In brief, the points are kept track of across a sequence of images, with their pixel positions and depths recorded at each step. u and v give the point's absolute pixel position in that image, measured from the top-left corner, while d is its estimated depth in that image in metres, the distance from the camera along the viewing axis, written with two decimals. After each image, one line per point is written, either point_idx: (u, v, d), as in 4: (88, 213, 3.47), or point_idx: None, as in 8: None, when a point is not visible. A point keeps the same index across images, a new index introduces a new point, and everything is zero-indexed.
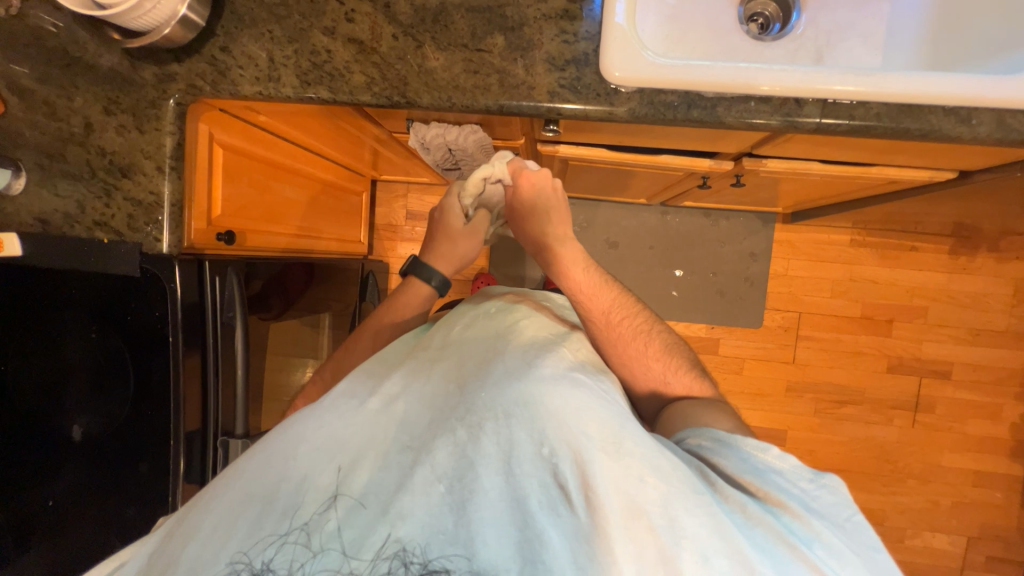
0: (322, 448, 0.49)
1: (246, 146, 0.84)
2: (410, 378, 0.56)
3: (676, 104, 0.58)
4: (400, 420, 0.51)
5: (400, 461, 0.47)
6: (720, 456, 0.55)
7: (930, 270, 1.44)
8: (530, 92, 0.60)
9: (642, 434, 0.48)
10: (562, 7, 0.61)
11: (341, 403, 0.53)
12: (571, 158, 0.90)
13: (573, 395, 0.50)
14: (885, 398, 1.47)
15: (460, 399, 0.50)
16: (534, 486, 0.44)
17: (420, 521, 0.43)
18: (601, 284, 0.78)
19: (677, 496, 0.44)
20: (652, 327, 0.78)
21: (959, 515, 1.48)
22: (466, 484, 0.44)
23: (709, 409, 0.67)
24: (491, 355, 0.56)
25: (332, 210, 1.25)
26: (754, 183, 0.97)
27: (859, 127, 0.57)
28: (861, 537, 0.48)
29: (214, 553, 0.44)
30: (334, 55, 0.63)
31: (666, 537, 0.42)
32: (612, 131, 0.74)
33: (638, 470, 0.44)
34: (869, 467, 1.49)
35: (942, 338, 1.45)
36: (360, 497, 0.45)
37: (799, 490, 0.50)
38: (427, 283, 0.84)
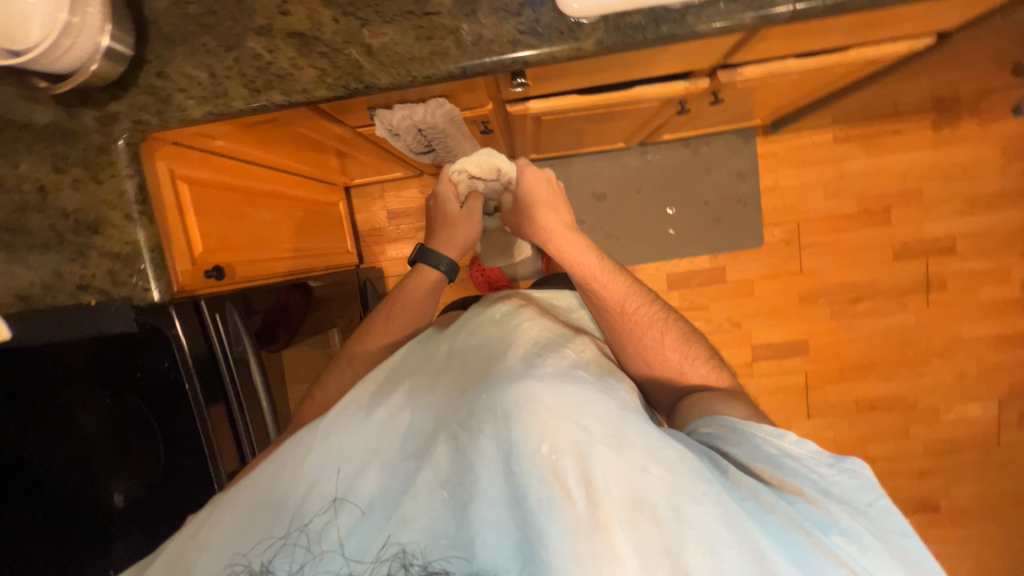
0: (330, 456, 0.52)
1: (209, 177, 0.81)
2: (417, 390, 0.58)
3: (643, 24, 0.56)
4: (406, 430, 0.54)
5: (404, 468, 0.51)
6: (731, 445, 0.57)
7: (916, 150, 1.43)
8: (490, 46, 0.57)
9: (641, 427, 0.50)
10: None
11: (349, 417, 0.56)
12: (543, 115, 0.87)
13: (574, 392, 0.50)
14: (896, 286, 1.48)
15: (462, 404, 0.52)
16: (534, 483, 0.45)
17: (418, 528, 0.46)
18: (614, 273, 0.79)
19: (683, 486, 0.46)
20: (668, 317, 0.79)
21: (988, 380, 1.51)
22: (463, 488, 0.47)
23: (723, 399, 0.68)
24: (491, 356, 0.58)
25: (313, 224, 1.21)
26: (732, 97, 0.94)
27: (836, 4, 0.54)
28: (885, 521, 0.49)
29: (224, 549, 0.48)
30: (277, 55, 0.59)
31: (669, 527, 0.44)
32: (580, 71, 0.70)
33: (642, 462, 0.47)
34: (893, 356, 1.51)
35: (940, 216, 1.45)
36: (362, 505, 0.49)
37: (816, 475, 0.53)
38: (435, 271, 0.84)
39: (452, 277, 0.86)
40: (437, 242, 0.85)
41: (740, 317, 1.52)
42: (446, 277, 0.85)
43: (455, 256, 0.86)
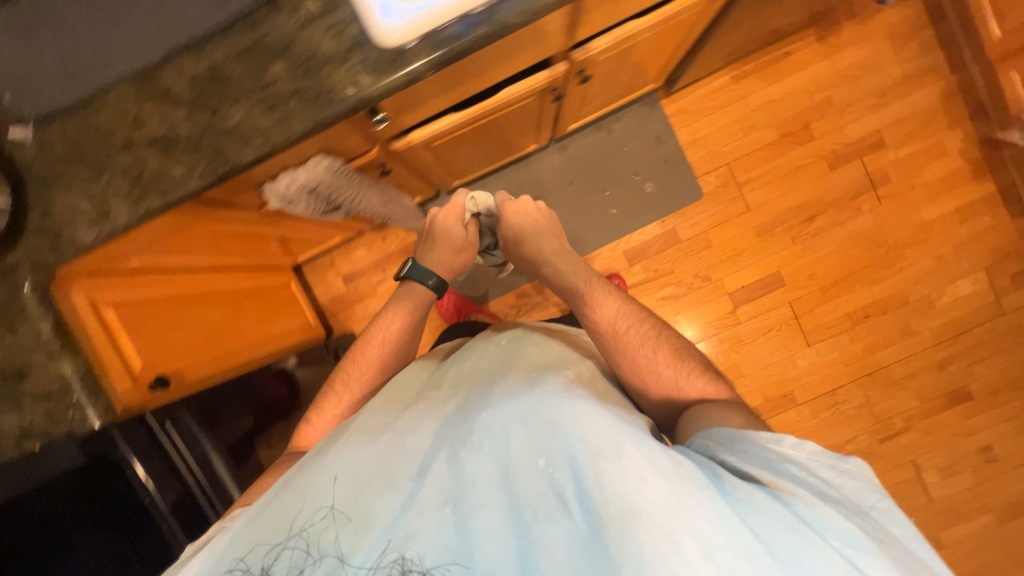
0: (335, 471, 0.58)
1: (139, 295, 0.82)
2: (423, 415, 0.66)
3: (459, 33, 0.60)
4: (410, 450, 0.60)
5: (405, 483, 0.56)
6: (727, 452, 0.60)
7: (811, 64, 1.47)
8: (333, 95, 0.61)
9: (640, 439, 0.55)
10: (314, 7, 0.61)
11: (356, 443, 0.62)
12: (433, 141, 0.91)
13: (573, 408, 0.59)
14: (843, 193, 1.49)
15: (468, 426, 0.59)
16: (533, 493, 0.52)
17: (424, 543, 0.51)
18: (604, 294, 0.98)
19: (680, 491, 0.50)
20: (659, 334, 0.92)
21: (967, 254, 1.49)
22: (467, 506, 0.53)
23: (720, 408, 0.77)
24: (497, 382, 0.67)
25: (268, 308, 1.23)
26: (602, 70, 0.97)
27: None
28: (881, 520, 0.52)
29: (226, 554, 0.53)
30: (146, 163, 0.62)
31: (665, 532, 0.48)
32: (436, 93, 0.74)
33: (637, 470, 0.52)
34: (867, 260, 1.50)
35: (857, 115, 1.48)
36: (361, 525, 0.53)
37: (814, 478, 0.54)
38: (424, 287, 1.04)
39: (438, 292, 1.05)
40: (431, 259, 1.07)
41: (707, 270, 1.52)
42: (434, 291, 1.05)
43: (446, 272, 1.08)
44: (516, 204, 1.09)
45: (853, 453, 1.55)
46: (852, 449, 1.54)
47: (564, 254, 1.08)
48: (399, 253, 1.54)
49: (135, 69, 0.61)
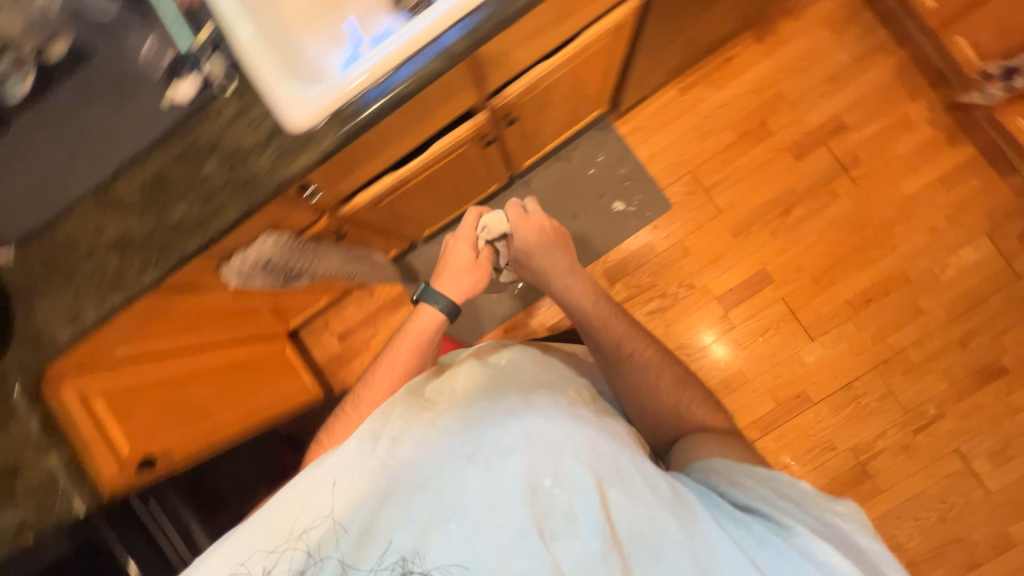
0: (352, 483, 0.68)
1: (135, 382, 0.89)
2: (426, 424, 0.74)
3: (360, 108, 0.67)
4: (417, 465, 0.70)
5: (415, 496, 0.67)
6: (732, 486, 0.72)
7: (755, 64, 1.50)
8: (259, 180, 0.68)
9: (625, 469, 0.69)
10: (234, 107, 0.69)
11: (360, 459, 0.70)
12: (379, 202, 0.97)
13: (573, 437, 0.72)
14: (815, 180, 1.47)
15: (474, 450, 0.69)
16: (530, 511, 0.65)
17: (429, 551, 0.64)
18: (610, 315, 0.99)
19: (659, 514, 0.65)
20: (662, 360, 0.95)
21: (962, 222, 1.42)
22: (472, 523, 0.64)
23: (717, 441, 0.82)
24: (498, 402, 0.76)
25: (269, 373, 1.29)
26: (531, 110, 1.03)
27: (499, 20, 0.68)
28: (864, 547, 0.65)
29: (263, 543, 0.67)
30: (107, 266, 0.70)
31: (634, 540, 0.64)
32: (364, 160, 0.80)
33: (637, 492, 0.67)
34: (855, 243, 1.46)
35: (813, 104, 1.48)
36: (366, 533, 0.66)
37: (809, 512, 0.67)
38: (437, 310, 0.96)
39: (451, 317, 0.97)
40: (446, 283, 1.02)
41: (691, 278, 1.50)
42: (446, 316, 0.96)
43: (459, 294, 1.02)
44: (531, 219, 1.06)
45: (887, 450, 1.44)
46: (884, 445, 1.44)
47: (572, 270, 1.05)
48: (387, 306, 1.60)
49: (91, 185, 0.70)
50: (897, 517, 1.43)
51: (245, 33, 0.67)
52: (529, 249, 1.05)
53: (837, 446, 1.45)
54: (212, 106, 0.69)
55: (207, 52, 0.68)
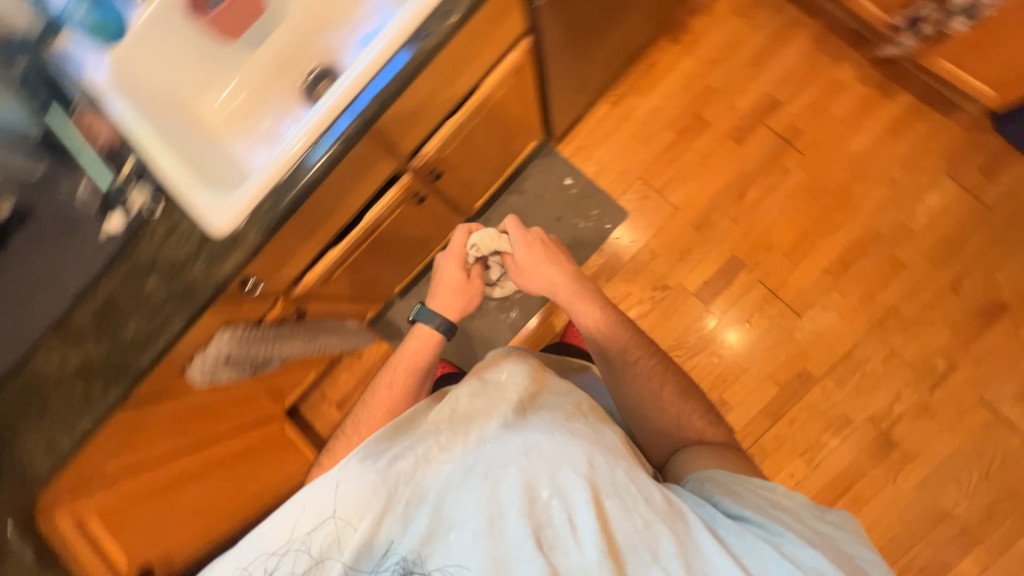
0: (354, 492, 0.69)
1: (137, 491, 0.91)
2: (432, 440, 0.74)
3: (275, 202, 0.73)
4: (419, 479, 0.70)
5: (416, 507, 0.68)
6: (722, 495, 0.71)
7: (677, 63, 1.55)
8: (198, 286, 0.73)
9: (623, 478, 0.67)
10: (165, 225, 0.75)
11: (363, 471, 0.71)
12: (331, 275, 1.01)
13: (571, 449, 0.70)
14: (762, 159, 1.49)
15: (476, 464, 0.70)
16: (527, 523, 0.63)
17: (431, 556, 0.64)
18: (615, 327, 0.95)
19: (655, 524, 0.63)
20: (666, 370, 0.93)
21: (918, 168, 1.42)
22: (472, 535, 0.63)
23: (718, 453, 0.81)
24: (495, 418, 0.76)
25: (276, 452, 1.30)
26: (457, 161, 1.09)
27: (381, 100, 0.74)
28: (863, 560, 0.63)
29: (267, 552, 0.68)
30: (75, 393, 0.75)
31: (632, 550, 0.61)
32: (301, 244, 0.85)
33: (630, 505, 0.64)
34: (817, 211, 1.45)
35: (742, 88, 1.51)
36: (368, 542, 0.67)
37: (804, 523, 0.66)
38: (432, 332, 0.97)
39: (448, 338, 0.98)
40: (438, 304, 0.98)
41: (664, 279, 1.50)
42: (444, 337, 0.98)
43: (453, 315, 0.99)
44: (529, 235, 0.98)
45: (907, 413, 1.38)
46: (903, 408, 1.38)
47: (577, 280, 0.97)
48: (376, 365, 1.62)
49: (49, 321, 0.76)
50: (937, 482, 1.36)
51: (162, 164, 0.74)
52: (529, 263, 0.97)
53: (854, 419, 1.40)
54: (144, 229, 0.75)
55: (132, 184, 0.75)
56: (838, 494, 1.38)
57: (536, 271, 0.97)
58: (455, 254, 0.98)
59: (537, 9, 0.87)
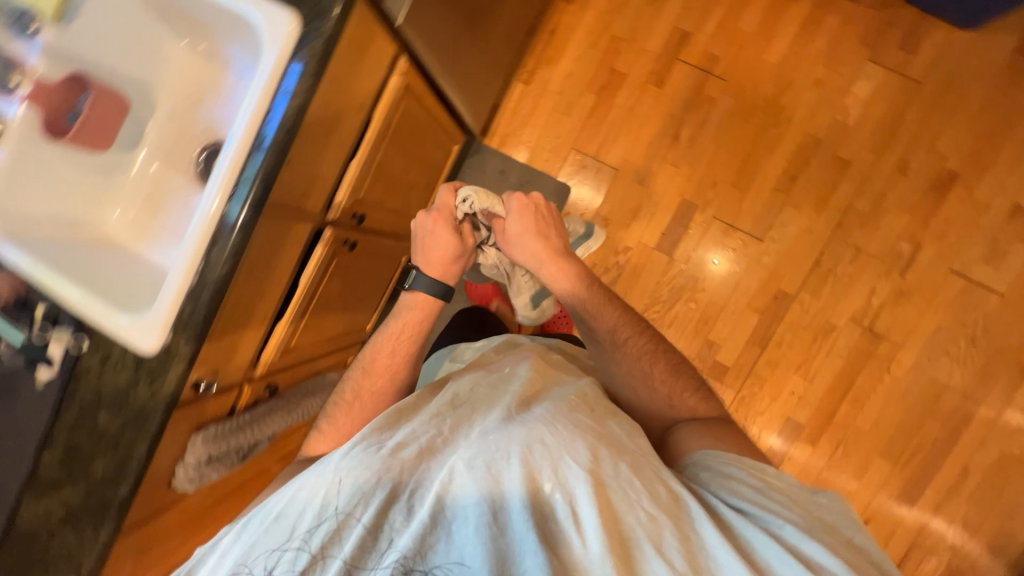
0: (346, 480, 0.59)
1: None
2: (433, 432, 0.65)
3: (194, 309, 0.70)
4: (416, 465, 0.60)
5: (408, 500, 0.57)
6: (716, 479, 0.68)
7: (579, 22, 1.50)
8: (149, 408, 0.72)
9: (627, 473, 0.59)
10: (97, 357, 0.73)
11: (366, 458, 0.61)
12: (289, 343, 1.01)
13: (575, 437, 0.61)
14: (687, 95, 1.45)
15: (478, 446, 0.59)
16: (531, 514, 0.53)
17: (433, 550, 0.52)
18: (605, 303, 0.89)
19: (660, 522, 0.55)
20: (655, 346, 0.90)
21: (841, 62, 1.40)
22: (475, 531, 0.52)
23: (710, 431, 0.79)
24: (497, 410, 0.67)
25: None
26: (378, 196, 1.05)
27: (263, 177, 0.68)
28: (854, 539, 0.60)
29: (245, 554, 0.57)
30: (67, 540, 0.76)
31: (641, 543, 0.53)
32: (242, 330, 0.84)
33: (635, 497, 0.56)
34: (754, 132, 1.43)
35: (648, 29, 1.47)
36: (370, 534, 0.55)
37: (794, 504, 0.63)
38: (430, 301, 0.89)
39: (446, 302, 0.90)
40: (431, 270, 0.89)
41: (623, 241, 1.50)
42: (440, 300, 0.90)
43: (448, 278, 0.90)
44: (527, 203, 0.89)
45: (885, 304, 1.40)
46: (881, 301, 1.40)
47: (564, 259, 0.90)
48: None
49: (19, 482, 0.75)
50: (928, 360, 1.40)
51: (67, 301, 0.71)
52: (517, 235, 0.88)
53: (837, 323, 1.42)
54: (78, 368, 0.74)
55: (49, 331, 0.73)
56: (840, 397, 1.43)
57: (523, 244, 0.89)
58: (442, 216, 0.88)
59: (401, 28, 0.82)
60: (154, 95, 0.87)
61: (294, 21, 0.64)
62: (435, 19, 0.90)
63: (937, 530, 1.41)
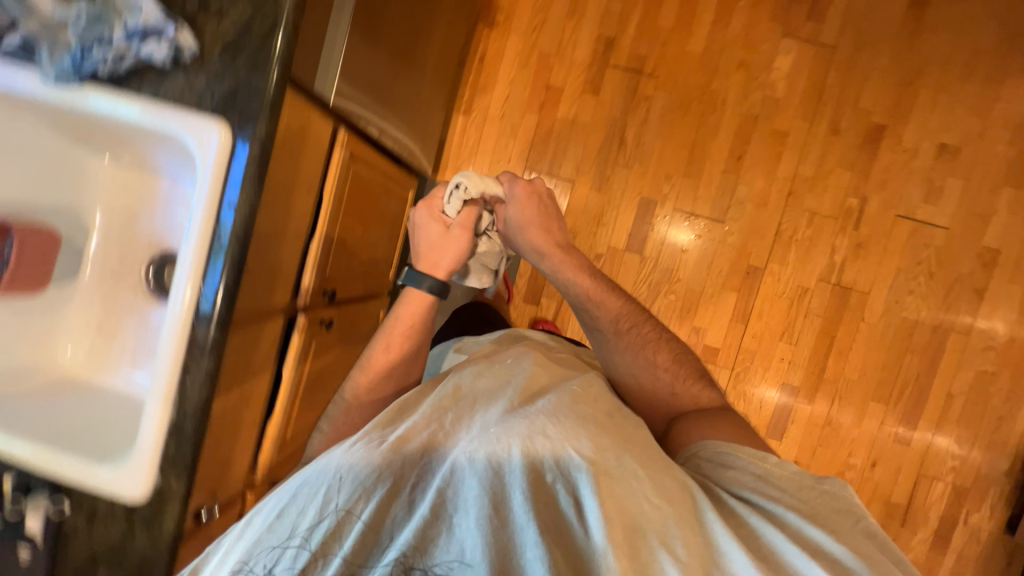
0: (345, 472, 0.52)
1: None
2: (439, 419, 0.57)
3: (179, 444, 0.66)
4: (419, 455, 0.53)
5: (408, 495, 0.51)
6: (719, 471, 0.66)
7: (505, 45, 1.51)
8: (150, 556, 0.68)
9: (635, 462, 0.55)
10: (83, 515, 0.68)
11: (366, 451, 0.53)
12: (285, 438, 0.97)
13: (579, 425, 0.56)
14: (624, 98, 1.49)
15: (483, 439, 0.53)
16: (536, 505, 0.49)
17: (435, 551, 0.48)
18: (608, 293, 0.87)
19: (670, 512, 0.52)
20: (659, 337, 0.89)
21: (759, 41, 1.46)
22: (477, 525, 0.48)
23: (713, 420, 0.79)
24: (500, 400, 0.60)
25: None
26: (343, 268, 1.02)
27: (226, 296, 0.64)
28: (857, 528, 0.59)
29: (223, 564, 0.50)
30: None
31: (648, 533, 0.50)
32: (232, 443, 0.80)
33: (641, 488, 0.52)
34: (694, 121, 1.48)
35: (574, 41, 1.49)
36: (371, 530, 0.49)
37: (798, 495, 0.62)
38: (424, 293, 0.81)
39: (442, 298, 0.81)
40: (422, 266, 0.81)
41: (595, 249, 1.51)
42: (435, 295, 0.81)
43: (444, 274, 0.81)
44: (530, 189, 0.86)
45: (847, 258, 1.48)
46: (843, 257, 1.48)
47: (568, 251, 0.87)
48: None
49: None
50: (896, 302, 1.48)
51: (38, 463, 0.67)
52: (519, 220, 0.84)
53: (808, 286, 1.49)
54: (64, 532, 0.69)
55: (23, 501, 0.68)
56: (826, 354, 1.50)
57: (525, 234, 0.85)
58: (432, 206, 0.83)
59: (335, 105, 0.78)
60: (85, 220, 0.81)
61: (226, 130, 0.62)
62: (366, 84, 0.88)
63: (938, 457, 1.49)
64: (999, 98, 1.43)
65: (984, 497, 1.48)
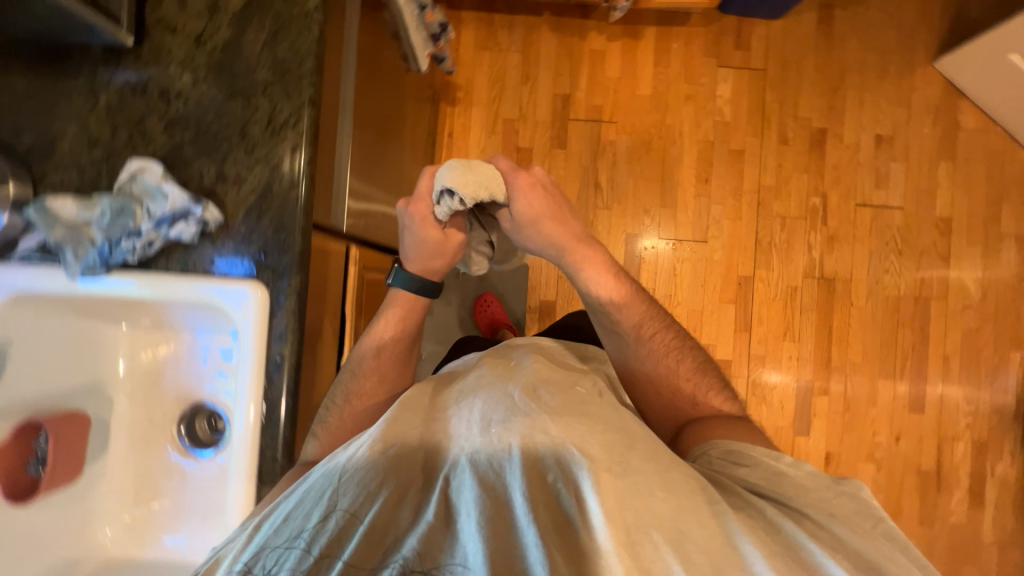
0: (354, 475, 0.53)
1: None
2: (447, 424, 0.58)
3: None
4: (425, 463, 0.54)
5: (412, 497, 0.52)
6: (728, 466, 0.63)
7: (471, 118, 1.59)
8: None
9: (641, 457, 0.54)
10: None
11: (371, 456, 0.54)
12: None
13: (583, 424, 0.56)
14: (590, 146, 1.58)
15: (487, 444, 0.54)
16: (536, 505, 0.49)
17: (438, 552, 0.47)
18: (631, 295, 0.81)
19: (680, 511, 0.50)
20: (682, 345, 0.84)
21: (698, 75, 1.59)
22: (477, 528, 0.47)
23: (729, 426, 0.74)
24: (505, 394, 0.60)
25: None
26: None
27: (283, 453, 0.68)
28: (881, 533, 0.54)
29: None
30: None
31: (654, 530, 0.49)
32: None
33: (644, 487, 0.51)
34: (657, 155, 1.58)
35: (533, 103, 1.59)
36: (376, 533, 0.49)
37: (814, 494, 0.57)
38: (413, 295, 0.78)
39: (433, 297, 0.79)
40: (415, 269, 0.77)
41: None
42: (426, 295, 0.79)
43: (429, 276, 0.77)
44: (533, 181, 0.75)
45: (824, 251, 1.58)
46: (820, 251, 1.58)
47: (592, 247, 0.79)
48: None
49: None
50: (876, 281, 1.58)
51: None
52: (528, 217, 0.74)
53: (796, 284, 1.58)
54: None
55: None
56: (828, 343, 1.58)
57: (540, 230, 0.75)
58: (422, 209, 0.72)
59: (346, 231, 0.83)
60: (109, 392, 0.80)
61: (261, 290, 0.66)
62: (367, 199, 0.92)
63: (951, 418, 1.57)
64: (914, 87, 1.61)
65: (1002, 446, 1.56)
